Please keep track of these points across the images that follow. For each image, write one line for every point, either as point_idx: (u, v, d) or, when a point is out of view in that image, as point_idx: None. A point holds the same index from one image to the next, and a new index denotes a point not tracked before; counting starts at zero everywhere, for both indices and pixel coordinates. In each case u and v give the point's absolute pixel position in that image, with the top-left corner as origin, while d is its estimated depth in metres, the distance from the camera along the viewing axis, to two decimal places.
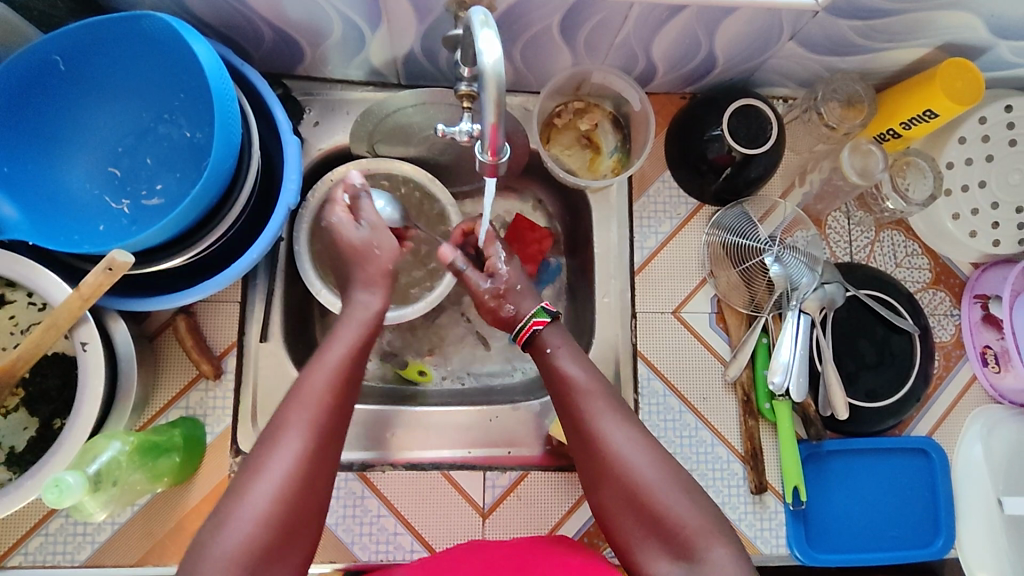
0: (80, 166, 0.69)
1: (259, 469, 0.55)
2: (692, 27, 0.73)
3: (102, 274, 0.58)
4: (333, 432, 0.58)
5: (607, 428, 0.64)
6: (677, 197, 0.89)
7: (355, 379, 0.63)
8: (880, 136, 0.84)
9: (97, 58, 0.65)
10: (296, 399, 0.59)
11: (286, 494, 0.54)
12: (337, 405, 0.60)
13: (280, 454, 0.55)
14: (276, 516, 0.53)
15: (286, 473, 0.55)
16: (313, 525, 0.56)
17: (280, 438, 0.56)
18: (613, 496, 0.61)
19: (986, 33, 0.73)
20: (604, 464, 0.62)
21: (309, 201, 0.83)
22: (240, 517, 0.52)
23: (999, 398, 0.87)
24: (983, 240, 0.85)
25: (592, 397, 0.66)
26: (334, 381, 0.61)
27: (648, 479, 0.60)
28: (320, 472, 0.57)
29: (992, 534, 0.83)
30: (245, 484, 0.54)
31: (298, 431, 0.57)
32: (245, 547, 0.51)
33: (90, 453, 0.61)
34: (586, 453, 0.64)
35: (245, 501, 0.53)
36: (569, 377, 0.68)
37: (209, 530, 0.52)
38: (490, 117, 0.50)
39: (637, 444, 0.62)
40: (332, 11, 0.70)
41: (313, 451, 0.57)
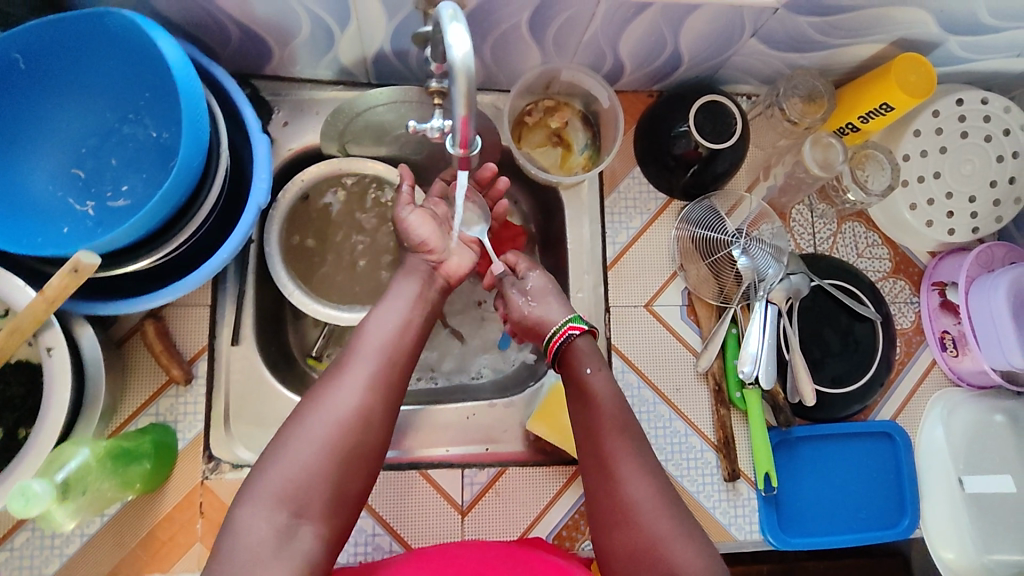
0: (45, 167, 0.68)
1: (321, 397, 0.62)
2: (658, 24, 0.74)
3: (67, 276, 0.56)
4: (391, 373, 0.66)
5: (626, 475, 0.65)
6: (647, 192, 0.90)
7: (413, 336, 0.71)
8: (840, 130, 0.87)
9: (57, 57, 0.64)
10: (361, 344, 0.68)
11: (345, 419, 0.61)
12: (396, 355, 0.68)
13: (341, 387, 0.63)
14: (335, 437, 0.60)
15: (344, 405, 0.62)
16: (369, 461, 0.62)
17: (342, 373, 0.64)
18: (622, 542, 0.63)
19: (937, 29, 0.76)
20: (621, 510, 0.64)
21: (280, 201, 0.84)
22: (301, 436, 0.59)
23: (959, 381, 0.90)
24: (940, 229, 0.88)
25: (613, 436, 0.68)
26: (394, 333, 0.69)
27: (659, 532, 0.62)
28: (379, 406, 0.64)
29: (955, 514, 0.87)
30: (308, 409, 0.62)
31: (357, 368, 0.65)
32: (304, 463, 0.58)
33: (57, 462, 0.59)
34: (605, 494, 0.66)
35: (308, 423, 0.60)
36: (598, 410, 0.70)
37: (273, 451, 0.59)
38: (461, 110, 0.51)
39: (657, 496, 0.64)
40: (299, 8, 0.69)
41: (371, 384, 0.64)
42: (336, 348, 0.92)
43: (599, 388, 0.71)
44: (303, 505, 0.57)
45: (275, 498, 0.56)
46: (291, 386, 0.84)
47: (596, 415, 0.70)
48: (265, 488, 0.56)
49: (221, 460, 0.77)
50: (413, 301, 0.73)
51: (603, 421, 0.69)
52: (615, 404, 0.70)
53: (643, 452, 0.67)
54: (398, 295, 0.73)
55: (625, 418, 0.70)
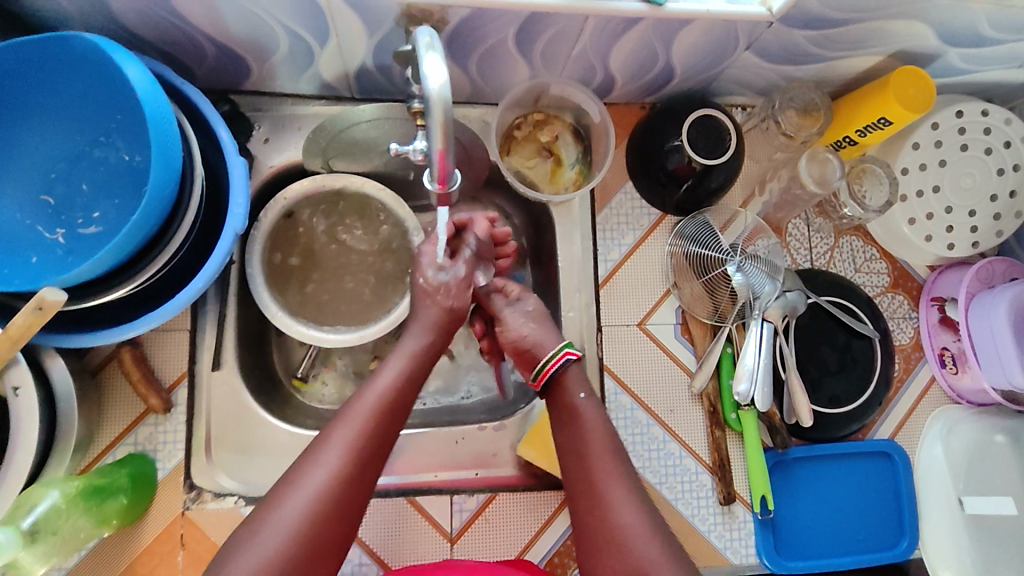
0: (13, 194, 0.65)
1: (295, 483, 0.56)
2: (649, 38, 0.72)
3: (31, 315, 0.54)
4: (374, 454, 0.60)
5: (615, 498, 0.62)
6: (639, 208, 0.88)
7: (404, 407, 0.64)
8: (837, 144, 0.85)
9: (21, 81, 0.61)
10: (344, 419, 0.61)
11: (318, 510, 0.55)
12: (382, 432, 0.61)
13: (317, 472, 0.56)
14: (304, 533, 0.54)
15: (318, 493, 0.55)
16: (337, 555, 0.56)
17: (320, 454, 0.58)
18: (613, 572, 0.58)
19: (936, 41, 0.73)
20: (611, 536, 0.60)
21: (262, 222, 0.81)
22: (268, 529, 0.53)
23: (957, 398, 0.88)
24: (939, 244, 0.86)
25: (603, 460, 0.65)
26: (382, 407, 0.62)
27: (648, 557, 0.57)
28: (356, 493, 0.57)
29: (955, 535, 0.85)
30: (278, 497, 0.55)
31: (339, 448, 0.58)
32: (268, 563, 0.52)
33: (25, 504, 0.57)
34: (592, 522, 0.61)
35: (277, 516, 0.54)
36: (586, 430, 0.67)
37: (239, 541, 0.53)
38: (438, 142, 0.48)
39: (647, 521, 0.60)
40: (275, 25, 0.66)
41: (351, 469, 0.57)
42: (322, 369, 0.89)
43: (589, 415, 0.69)
44: None
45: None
46: (274, 410, 0.82)
47: (583, 438, 0.67)
48: None
49: (202, 489, 0.75)
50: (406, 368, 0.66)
51: (593, 446, 0.66)
52: (602, 426, 0.68)
53: (632, 476, 0.64)
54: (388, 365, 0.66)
55: (613, 442, 0.67)
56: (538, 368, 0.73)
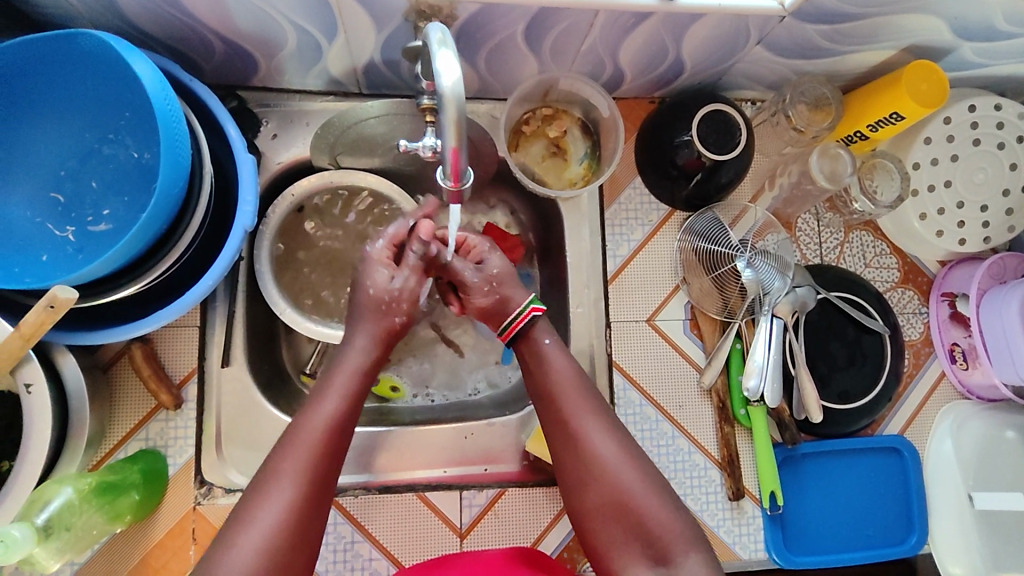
0: (21, 192, 0.65)
1: (247, 520, 0.55)
2: (659, 33, 0.71)
3: (43, 312, 0.54)
4: (325, 478, 0.60)
5: (589, 430, 0.66)
6: (648, 203, 0.87)
7: (349, 427, 0.64)
8: (848, 139, 0.84)
9: (29, 77, 0.61)
10: (292, 443, 0.60)
11: (275, 542, 0.55)
12: (330, 454, 0.61)
13: (269, 506, 0.56)
14: (264, 566, 0.54)
15: (273, 527, 0.55)
16: None
17: (271, 485, 0.57)
18: (595, 497, 0.64)
19: (950, 35, 0.72)
20: (587, 464, 0.65)
21: (270, 218, 0.81)
22: (228, 568, 0.52)
23: (967, 394, 0.88)
24: (950, 239, 0.86)
25: (572, 396, 0.68)
26: (330, 429, 0.62)
27: (629, 484, 0.63)
28: (311, 520, 0.58)
29: (964, 531, 0.85)
30: (233, 532, 0.55)
31: (289, 480, 0.58)
32: None
33: (39, 501, 0.57)
34: (571, 454, 0.66)
35: (233, 553, 0.53)
36: (551, 375, 0.69)
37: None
38: (451, 140, 0.48)
39: (621, 452, 0.65)
40: (284, 21, 0.66)
41: (303, 497, 0.57)
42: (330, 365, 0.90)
43: (552, 363, 0.70)
44: None
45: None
46: (283, 406, 0.82)
47: (551, 379, 0.69)
48: None
49: (213, 484, 0.75)
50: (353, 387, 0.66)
51: (559, 389, 0.69)
52: (567, 369, 0.70)
53: (606, 413, 0.68)
54: (334, 384, 0.66)
55: (582, 384, 0.69)
56: (503, 325, 0.73)
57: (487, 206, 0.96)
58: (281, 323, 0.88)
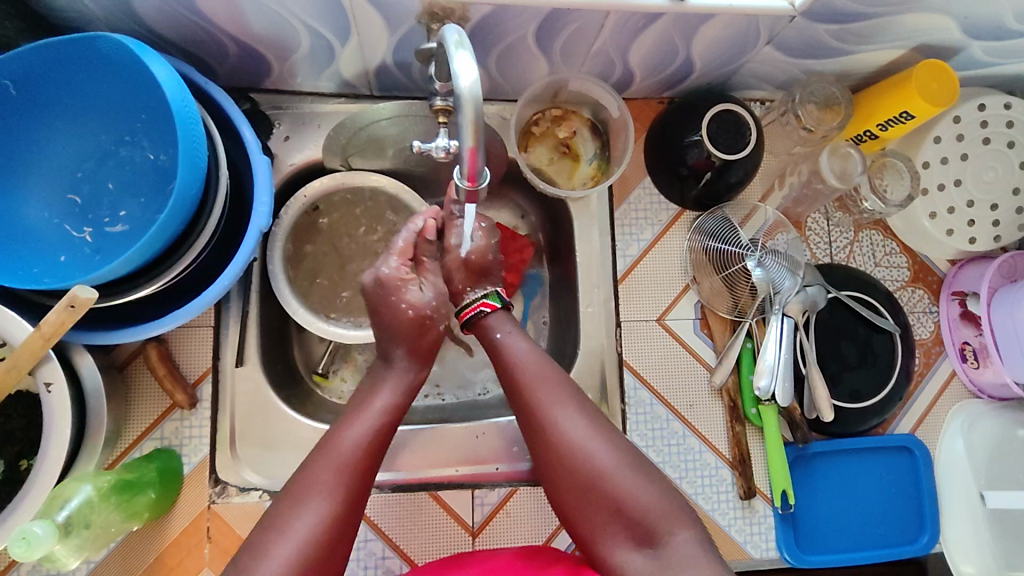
0: (39, 194, 0.66)
1: (281, 530, 0.56)
2: (669, 33, 0.71)
3: (64, 312, 0.54)
4: (361, 491, 0.61)
5: (557, 417, 0.65)
6: (658, 203, 0.88)
7: (384, 442, 0.65)
8: (858, 138, 0.84)
9: (48, 81, 0.62)
10: (330, 454, 0.61)
11: (312, 551, 0.56)
12: (368, 467, 0.62)
13: (305, 517, 0.57)
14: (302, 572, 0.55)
15: (308, 537, 0.56)
16: None
17: (310, 495, 0.58)
18: (568, 482, 0.63)
19: (960, 34, 0.73)
20: (557, 450, 0.64)
21: (283, 218, 0.81)
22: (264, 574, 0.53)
23: (978, 393, 0.88)
24: (960, 237, 0.86)
25: (537, 383, 0.67)
26: (369, 442, 0.63)
27: (604, 466, 0.62)
28: (346, 530, 0.59)
29: (976, 530, 0.85)
30: (269, 538, 0.56)
31: (328, 490, 0.59)
32: None
33: (59, 499, 0.58)
34: (543, 439, 0.65)
35: (270, 559, 0.54)
36: (515, 365, 0.69)
37: None
38: (468, 140, 0.48)
39: (591, 433, 0.64)
40: (298, 23, 0.67)
41: (341, 509, 0.59)
42: (342, 365, 0.90)
43: (513, 350, 0.70)
44: None
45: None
46: (296, 405, 0.83)
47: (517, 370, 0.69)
48: None
49: (227, 483, 0.76)
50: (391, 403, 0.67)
51: (526, 375, 0.68)
52: (530, 358, 0.69)
53: (574, 395, 0.67)
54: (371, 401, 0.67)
55: (547, 368, 0.69)
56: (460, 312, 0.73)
57: (497, 206, 0.96)
58: (292, 323, 0.89)
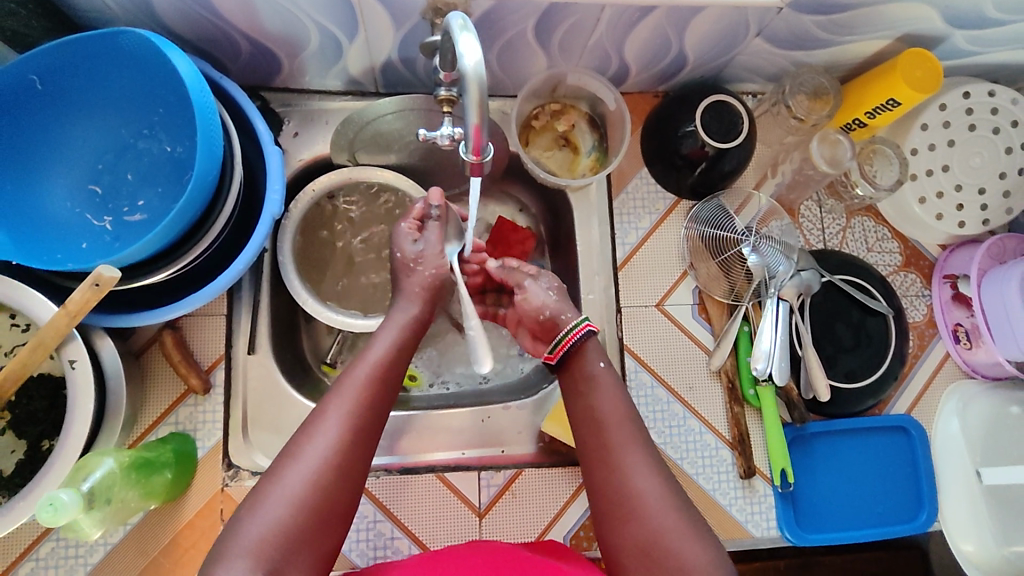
0: (62, 184, 0.69)
1: (295, 457, 0.58)
2: (663, 26, 0.75)
3: (88, 290, 0.57)
4: (372, 423, 0.63)
5: (631, 463, 0.64)
6: (655, 192, 0.91)
7: (394, 380, 0.67)
8: (847, 126, 0.87)
9: (73, 75, 0.65)
10: (339, 390, 0.63)
11: (321, 477, 0.57)
12: (375, 401, 0.64)
13: (318, 441, 0.59)
14: (312, 496, 0.56)
15: (319, 462, 0.58)
16: (344, 515, 0.58)
17: (320, 424, 0.60)
18: (630, 536, 0.61)
19: (942, 24, 0.76)
20: (626, 501, 0.62)
21: (292, 211, 0.84)
22: (274, 498, 0.55)
23: (972, 372, 0.90)
24: (949, 222, 0.89)
25: (622, 430, 0.66)
26: (375, 377, 0.65)
27: (665, 523, 0.60)
28: (357, 459, 0.60)
29: (973, 506, 0.86)
30: (282, 466, 0.58)
31: (336, 419, 0.61)
32: (278, 527, 0.54)
33: (83, 470, 0.60)
34: (611, 487, 0.64)
35: (282, 484, 0.56)
36: (602, 411, 0.68)
37: (245, 509, 0.55)
38: (473, 118, 0.51)
39: (662, 488, 0.63)
40: (307, 19, 0.70)
41: (350, 437, 0.60)
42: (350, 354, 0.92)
43: (602, 396, 0.69)
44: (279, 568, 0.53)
45: (251, 560, 0.52)
46: (306, 392, 0.85)
47: (603, 414, 0.68)
48: (237, 548, 0.52)
49: (240, 467, 0.78)
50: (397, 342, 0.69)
51: (609, 420, 0.67)
52: (619, 403, 0.69)
53: (644, 444, 0.66)
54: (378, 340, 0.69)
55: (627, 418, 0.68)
56: (553, 346, 0.74)
57: (498, 200, 0.99)
58: (302, 314, 0.91)
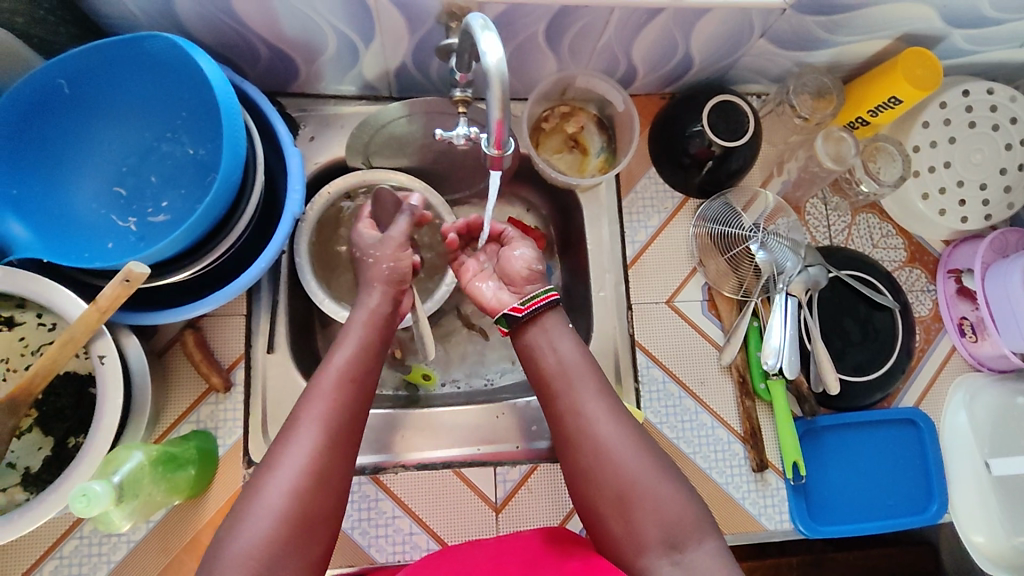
0: (87, 186, 0.70)
1: (271, 469, 0.57)
2: (670, 28, 0.77)
3: (119, 286, 0.59)
4: (347, 427, 0.61)
5: (598, 413, 0.64)
6: (663, 192, 0.93)
7: (366, 379, 0.65)
8: (851, 124, 0.89)
9: (100, 79, 0.67)
10: (310, 398, 0.62)
11: (300, 489, 0.57)
12: (349, 404, 0.62)
13: (293, 452, 0.58)
14: (294, 509, 0.56)
15: (295, 473, 0.57)
16: (330, 522, 0.58)
17: (293, 435, 0.59)
18: (600, 485, 0.61)
19: (941, 23, 0.78)
20: (592, 448, 0.63)
21: (309, 212, 0.85)
22: (255, 514, 0.55)
23: (978, 365, 0.91)
24: (953, 217, 0.90)
25: (583, 381, 0.66)
26: (345, 380, 0.63)
27: (636, 471, 0.61)
28: (336, 466, 0.59)
29: (983, 497, 0.88)
30: (259, 481, 0.57)
31: (309, 428, 0.59)
32: (263, 543, 0.54)
33: (112, 464, 0.62)
34: (575, 436, 0.64)
35: (261, 500, 0.56)
36: (565, 365, 0.68)
37: (230, 524, 0.55)
38: (496, 113, 0.53)
39: (631, 437, 0.63)
40: (326, 25, 0.72)
41: (326, 445, 0.59)
42: None
43: (561, 346, 0.69)
44: None
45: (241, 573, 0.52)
46: None
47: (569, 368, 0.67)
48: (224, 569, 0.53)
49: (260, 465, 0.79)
50: (365, 341, 0.68)
51: (569, 372, 0.67)
52: (583, 358, 0.68)
53: (609, 393, 0.66)
54: (346, 340, 0.68)
55: (587, 368, 0.68)
56: (525, 299, 0.71)
57: (509, 202, 1.01)
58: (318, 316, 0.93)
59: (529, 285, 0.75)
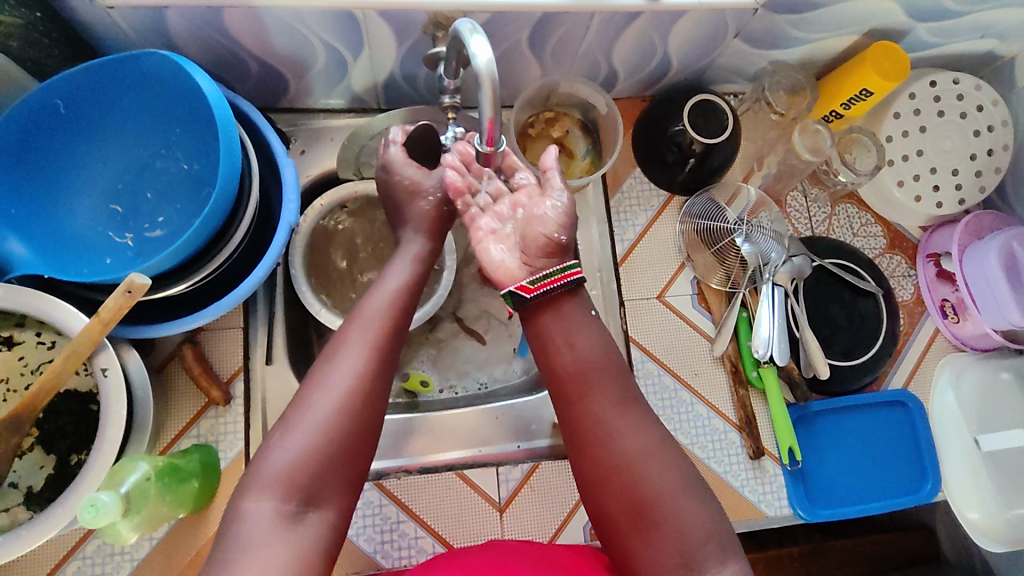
0: (83, 205, 0.71)
1: (319, 385, 0.59)
2: (648, 31, 0.79)
3: (121, 298, 0.59)
4: (391, 349, 0.63)
5: (621, 425, 0.62)
6: (649, 191, 0.95)
7: (410, 307, 0.67)
8: (825, 118, 0.93)
9: (94, 99, 0.68)
10: (358, 321, 0.63)
11: (346, 405, 0.58)
12: (394, 327, 0.64)
13: (340, 369, 0.60)
14: (337, 429, 0.57)
15: (342, 389, 0.58)
16: (371, 443, 0.59)
17: (339, 353, 0.61)
18: (619, 501, 0.59)
19: (905, 17, 0.82)
20: (622, 465, 0.60)
21: (302, 225, 0.87)
22: (298, 426, 0.56)
23: (962, 346, 0.93)
24: (928, 203, 0.93)
25: (611, 389, 0.63)
26: (391, 307, 0.65)
27: (663, 486, 0.58)
28: (379, 388, 0.60)
29: (974, 473, 0.89)
30: (305, 395, 0.58)
31: (356, 350, 0.61)
32: (304, 456, 0.55)
33: (118, 475, 0.64)
34: (600, 448, 0.61)
35: (306, 413, 0.57)
36: (592, 365, 0.64)
37: (274, 435, 0.56)
38: (488, 112, 0.54)
39: (657, 447, 0.61)
40: (315, 39, 0.74)
41: (372, 363, 0.61)
42: None
43: (584, 351, 0.65)
44: (311, 496, 0.54)
45: (277, 491, 0.53)
46: None
47: (593, 376, 0.64)
48: (266, 482, 0.53)
49: None
50: (409, 273, 0.69)
51: (595, 371, 0.64)
52: (609, 362, 0.65)
53: (632, 403, 0.63)
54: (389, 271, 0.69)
55: (606, 372, 0.64)
56: (534, 279, 0.66)
57: None
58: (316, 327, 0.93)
59: (542, 258, 0.66)
